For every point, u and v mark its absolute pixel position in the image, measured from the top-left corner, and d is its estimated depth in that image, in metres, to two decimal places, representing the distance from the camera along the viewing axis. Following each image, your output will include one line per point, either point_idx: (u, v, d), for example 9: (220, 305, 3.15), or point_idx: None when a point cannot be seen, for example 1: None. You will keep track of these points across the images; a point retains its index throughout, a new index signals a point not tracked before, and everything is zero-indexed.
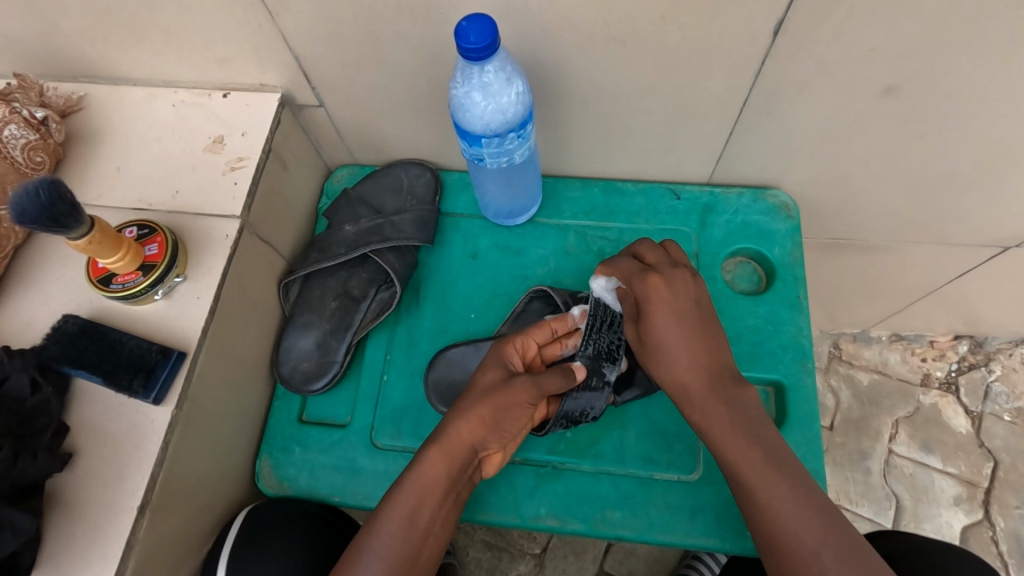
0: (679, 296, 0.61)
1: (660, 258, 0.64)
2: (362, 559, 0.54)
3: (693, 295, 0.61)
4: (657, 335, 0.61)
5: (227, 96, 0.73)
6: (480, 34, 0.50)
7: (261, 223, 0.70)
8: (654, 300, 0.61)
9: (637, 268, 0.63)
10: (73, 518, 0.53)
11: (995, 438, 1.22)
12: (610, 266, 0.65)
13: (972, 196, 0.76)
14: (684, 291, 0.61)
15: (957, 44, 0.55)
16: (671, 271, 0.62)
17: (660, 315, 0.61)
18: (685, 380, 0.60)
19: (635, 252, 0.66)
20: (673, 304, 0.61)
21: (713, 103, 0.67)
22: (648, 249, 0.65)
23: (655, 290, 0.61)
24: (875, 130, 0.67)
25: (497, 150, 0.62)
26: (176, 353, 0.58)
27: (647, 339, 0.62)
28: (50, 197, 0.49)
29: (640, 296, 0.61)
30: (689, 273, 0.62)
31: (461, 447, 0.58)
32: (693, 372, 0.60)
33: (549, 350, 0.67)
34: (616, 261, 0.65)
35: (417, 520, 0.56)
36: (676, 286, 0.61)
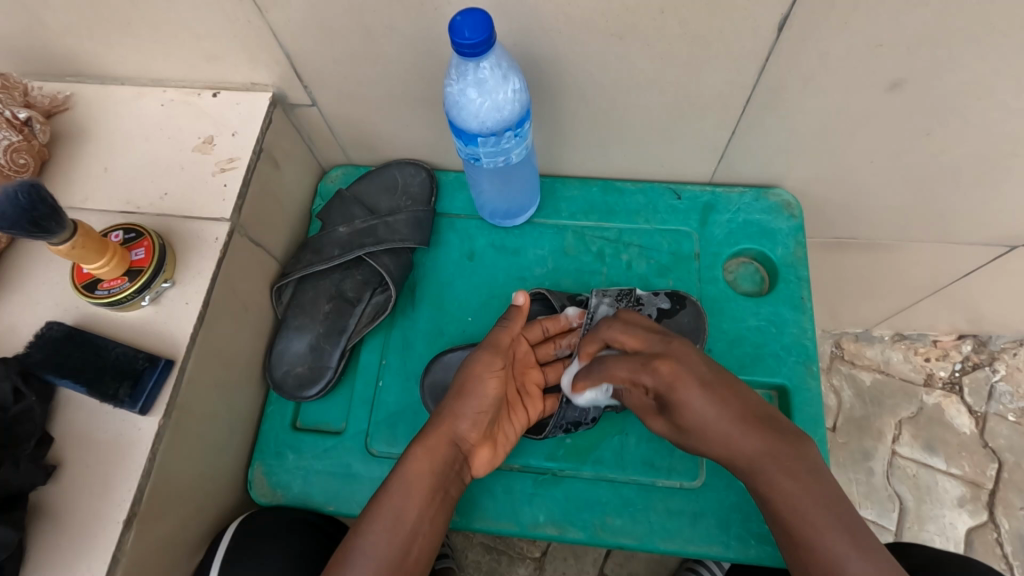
0: (696, 369, 0.55)
1: (646, 339, 0.58)
2: (350, 563, 0.52)
3: (708, 364, 0.55)
4: (689, 421, 0.55)
5: (217, 94, 0.71)
6: (474, 29, 0.48)
7: (253, 224, 0.69)
8: (677, 386, 0.54)
9: (637, 363, 0.57)
10: (57, 530, 0.51)
11: (1000, 438, 1.20)
12: (618, 366, 0.59)
13: (979, 194, 0.75)
14: (694, 364, 0.55)
15: (967, 39, 0.53)
16: (670, 348, 0.56)
17: (685, 395, 0.54)
18: (732, 445, 0.53)
19: (606, 341, 0.61)
20: (695, 376, 0.54)
21: (714, 99, 0.65)
22: (620, 333, 0.60)
23: (676, 380, 0.54)
24: (881, 126, 0.65)
25: (493, 149, 0.60)
26: (163, 360, 0.56)
27: (682, 425, 0.56)
28: (29, 200, 0.47)
29: (662, 388, 0.55)
30: (675, 343, 0.56)
31: (444, 440, 0.59)
32: (735, 448, 0.53)
33: (540, 350, 0.70)
34: (604, 367, 0.60)
35: (404, 519, 0.55)
36: (682, 360, 0.55)
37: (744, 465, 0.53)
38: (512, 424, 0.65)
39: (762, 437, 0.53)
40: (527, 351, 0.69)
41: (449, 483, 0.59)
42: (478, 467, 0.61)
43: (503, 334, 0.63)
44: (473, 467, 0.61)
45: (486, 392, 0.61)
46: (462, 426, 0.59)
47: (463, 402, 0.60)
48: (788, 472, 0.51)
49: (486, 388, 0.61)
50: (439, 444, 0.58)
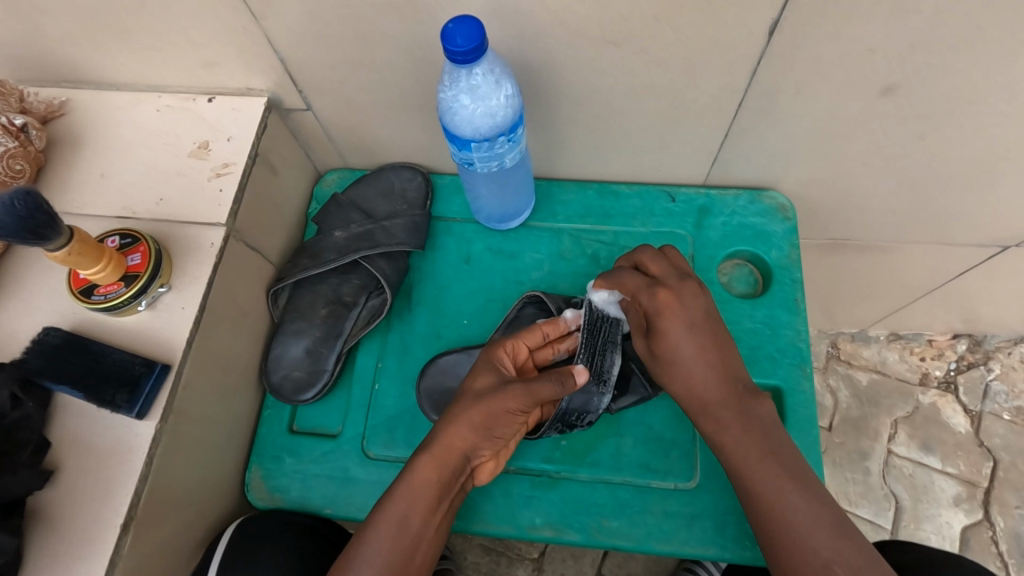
0: (689, 311, 0.60)
1: (666, 272, 0.62)
2: (354, 566, 0.53)
3: (704, 307, 0.61)
4: (670, 349, 0.60)
5: (213, 100, 0.71)
6: (467, 37, 0.49)
7: (249, 229, 0.69)
8: (666, 312, 0.60)
9: (644, 284, 0.61)
10: (55, 535, 0.52)
11: (995, 437, 1.21)
12: (623, 284, 0.63)
13: (971, 195, 0.75)
14: (696, 307, 0.61)
15: (956, 44, 0.54)
16: (680, 283, 0.61)
17: (672, 327, 0.60)
18: (696, 391, 0.60)
19: (636, 263, 0.64)
20: (686, 317, 0.60)
21: (708, 103, 0.65)
22: (648, 259, 0.63)
23: (666, 308, 0.60)
24: (873, 130, 0.66)
25: (487, 154, 0.60)
26: (160, 365, 0.56)
27: (658, 350, 0.61)
28: (25, 208, 0.47)
29: (651, 311, 0.60)
30: (682, 283, 0.61)
31: (451, 451, 0.57)
32: (703, 396, 0.60)
33: (540, 354, 0.66)
34: (618, 275, 0.64)
35: (408, 526, 0.55)
36: (686, 298, 0.61)
37: (707, 410, 0.60)
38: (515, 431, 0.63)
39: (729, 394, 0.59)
40: (528, 356, 0.65)
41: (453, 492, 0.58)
42: (481, 475, 0.62)
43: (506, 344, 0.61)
44: (476, 475, 0.61)
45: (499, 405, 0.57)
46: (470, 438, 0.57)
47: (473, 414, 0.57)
48: (755, 440, 0.57)
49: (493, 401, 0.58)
50: (446, 455, 0.57)
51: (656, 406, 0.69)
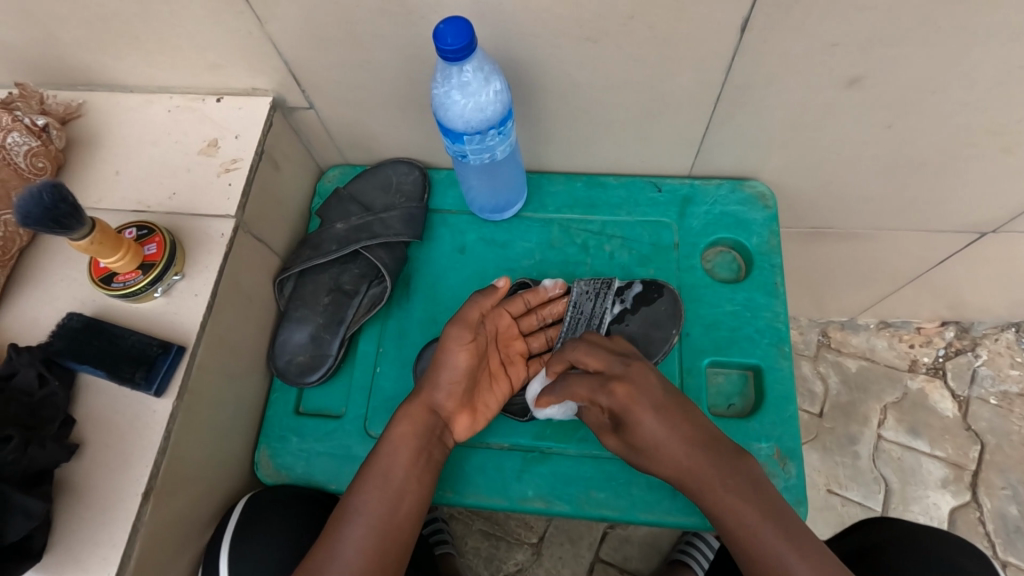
0: (651, 393, 0.62)
1: (608, 360, 0.64)
2: (348, 517, 0.59)
3: (660, 385, 0.63)
4: (644, 440, 0.62)
5: (220, 100, 0.75)
6: (457, 36, 0.53)
7: (256, 222, 0.73)
8: (632, 405, 0.62)
9: (597, 382, 0.64)
10: (80, 504, 0.56)
11: (981, 421, 1.24)
12: (578, 381, 0.65)
13: (943, 183, 0.79)
14: (651, 391, 0.63)
15: (916, 37, 0.57)
16: (628, 372, 0.63)
17: (643, 416, 0.62)
18: (686, 482, 0.61)
19: (573, 362, 0.66)
20: (650, 403, 0.62)
21: (687, 97, 0.69)
22: (586, 355, 0.65)
23: (631, 402, 0.62)
24: (845, 120, 0.69)
25: (479, 147, 0.64)
26: (176, 347, 0.61)
27: (635, 443, 0.63)
28: (52, 199, 0.51)
29: (618, 408, 0.63)
30: (621, 369, 0.63)
31: (421, 409, 0.65)
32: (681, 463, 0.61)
33: (523, 322, 0.74)
34: (566, 386, 0.66)
35: (391, 477, 0.61)
36: (640, 383, 0.63)
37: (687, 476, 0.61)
38: (492, 394, 0.70)
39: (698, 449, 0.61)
40: (510, 324, 0.73)
41: (434, 445, 0.65)
42: (460, 432, 0.68)
43: (473, 309, 0.66)
44: (455, 432, 0.67)
45: (457, 363, 0.65)
46: (438, 396, 0.65)
47: (438, 374, 0.66)
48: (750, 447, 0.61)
49: (456, 360, 0.65)
50: (418, 413, 0.65)
51: None
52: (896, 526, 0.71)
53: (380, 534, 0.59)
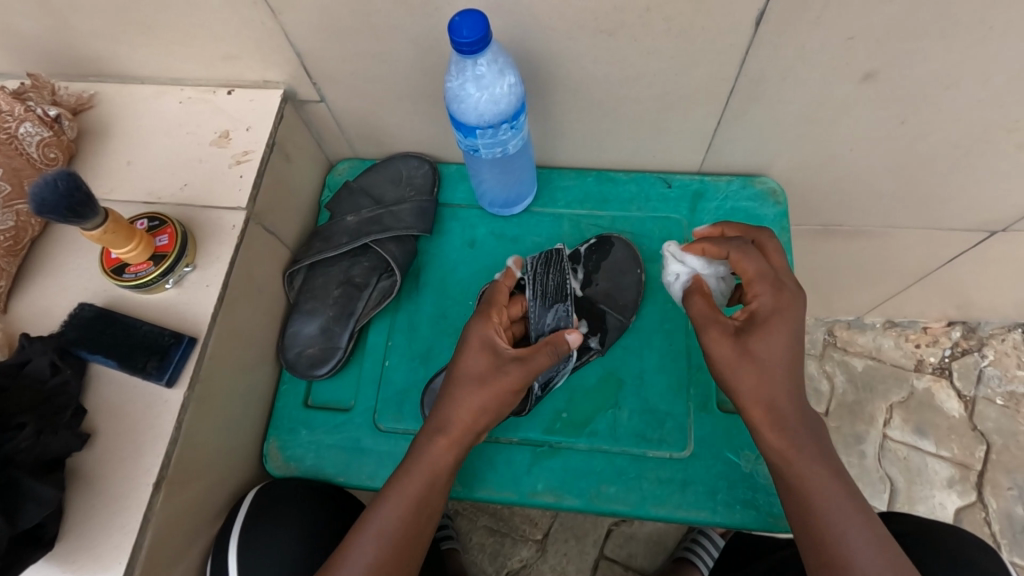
0: (797, 321, 0.60)
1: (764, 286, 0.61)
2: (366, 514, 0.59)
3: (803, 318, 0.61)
4: (765, 350, 0.59)
5: (232, 92, 0.75)
6: (472, 28, 0.52)
7: (267, 214, 0.73)
8: (780, 312, 0.60)
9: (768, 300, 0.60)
10: (93, 492, 0.56)
11: (988, 421, 1.24)
12: (745, 261, 0.62)
13: (955, 180, 0.78)
14: (797, 316, 0.60)
15: (933, 31, 0.57)
16: (796, 288, 0.61)
17: (777, 326, 0.59)
18: (775, 405, 0.58)
19: (755, 241, 0.65)
20: (793, 323, 0.60)
21: (699, 92, 0.69)
22: (773, 248, 0.63)
23: (786, 306, 0.60)
24: (858, 115, 0.69)
25: (492, 140, 0.64)
26: (188, 337, 0.61)
27: (754, 348, 0.59)
28: (67, 187, 0.51)
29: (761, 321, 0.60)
30: (794, 290, 0.61)
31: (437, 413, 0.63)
32: (779, 409, 0.58)
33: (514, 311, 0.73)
34: (737, 246, 0.64)
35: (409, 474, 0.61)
36: (795, 301, 0.60)
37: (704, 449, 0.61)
38: None
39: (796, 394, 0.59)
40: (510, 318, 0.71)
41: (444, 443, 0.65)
42: None
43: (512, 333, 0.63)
44: None
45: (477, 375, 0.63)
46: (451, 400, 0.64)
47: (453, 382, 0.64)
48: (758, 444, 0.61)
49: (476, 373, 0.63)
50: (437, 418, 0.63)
51: (653, 379, 0.73)
52: (904, 522, 0.71)
53: (397, 527, 0.58)
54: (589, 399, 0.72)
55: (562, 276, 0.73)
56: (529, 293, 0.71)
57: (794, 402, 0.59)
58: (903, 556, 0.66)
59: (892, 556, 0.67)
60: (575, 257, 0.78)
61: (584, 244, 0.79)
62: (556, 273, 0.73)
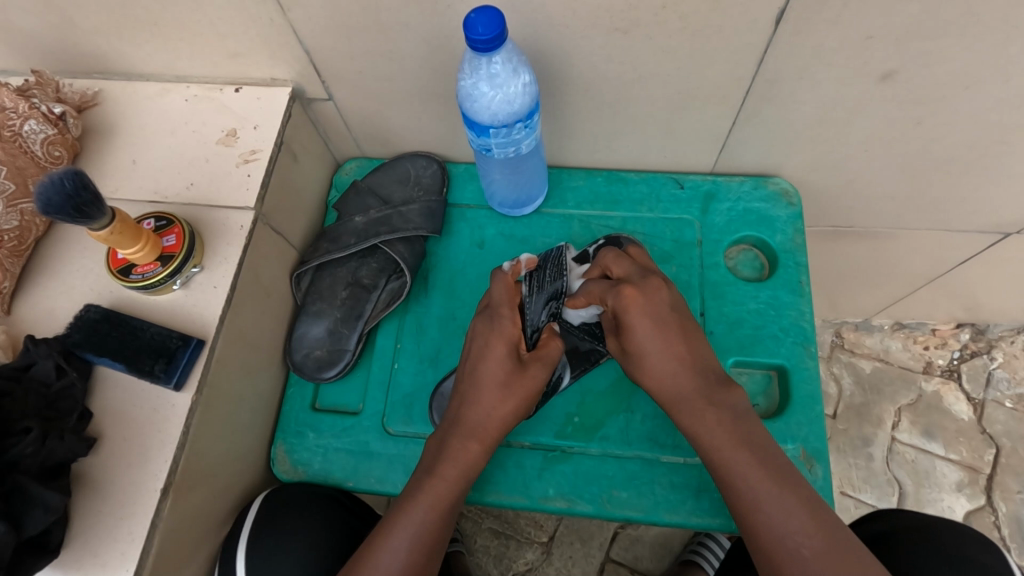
0: (651, 306, 0.63)
1: (629, 272, 0.66)
2: (398, 527, 0.60)
3: (664, 299, 0.63)
4: (640, 347, 0.63)
5: (239, 90, 0.74)
6: (488, 25, 0.51)
7: (274, 214, 0.72)
8: (629, 307, 0.62)
9: (608, 286, 0.65)
10: (99, 498, 0.55)
11: (997, 424, 1.23)
12: (588, 288, 0.67)
13: (971, 181, 0.77)
14: (658, 302, 0.63)
15: (956, 30, 0.56)
16: (642, 280, 0.64)
17: (634, 322, 0.62)
18: (665, 384, 0.62)
19: (602, 267, 0.69)
20: (647, 311, 0.62)
21: (714, 92, 0.68)
22: (613, 262, 0.67)
23: (631, 302, 0.62)
24: (876, 115, 0.68)
25: (505, 140, 0.63)
26: (195, 340, 0.60)
27: (626, 347, 0.64)
28: (74, 186, 0.50)
29: (617, 309, 0.63)
30: (636, 283, 0.64)
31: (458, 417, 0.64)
32: (674, 392, 0.62)
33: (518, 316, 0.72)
34: (585, 285, 0.69)
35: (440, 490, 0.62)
36: (646, 293, 0.63)
37: (688, 412, 0.61)
38: None
39: (694, 375, 0.62)
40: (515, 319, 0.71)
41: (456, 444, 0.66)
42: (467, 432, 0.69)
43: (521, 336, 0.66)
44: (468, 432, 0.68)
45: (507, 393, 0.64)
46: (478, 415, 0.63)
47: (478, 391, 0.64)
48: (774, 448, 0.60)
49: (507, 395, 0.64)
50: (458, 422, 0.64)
51: None
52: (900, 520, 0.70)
53: (427, 531, 0.60)
54: (601, 402, 0.71)
55: (559, 268, 0.71)
56: (525, 285, 0.69)
57: (695, 384, 0.62)
58: (898, 553, 0.65)
59: (888, 553, 0.66)
60: (582, 258, 0.76)
61: (592, 244, 0.77)
62: (552, 265, 0.72)
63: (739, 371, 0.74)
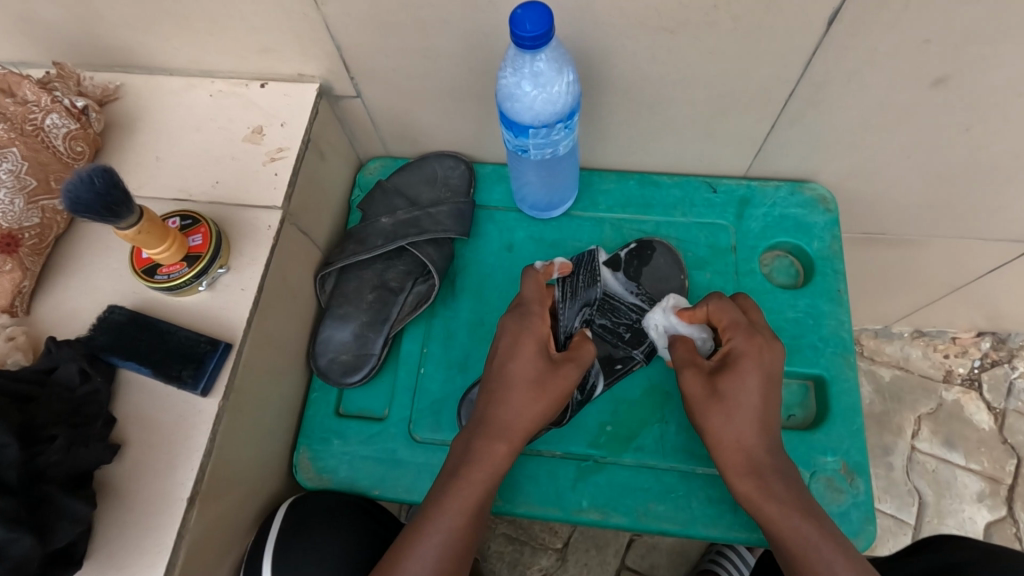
0: (770, 368, 0.60)
1: (762, 323, 0.63)
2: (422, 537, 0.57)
3: (782, 371, 0.61)
4: (736, 394, 0.60)
5: (265, 86, 0.72)
6: (536, 22, 0.49)
7: (301, 214, 0.70)
8: (751, 356, 0.60)
9: (743, 321, 0.62)
10: (124, 507, 0.53)
11: (1019, 434, 1.21)
12: (723, 310, 0.63)
13: (1012, 190, 0.76)
14: (777, 368, 0.61)
15: (1017, 34, 0.54)
16: (774, 341, 0.61)
17: (747, 370, 0.60)
18: (744, 441, 0.59)
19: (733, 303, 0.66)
20: (767, 370, 0.60)
21: (757, 95, 0.66)
22: (752, 308, 0.64)
23: (756, 351, 0.60)
24: (923, 120, 0.66)
25: (543, 141, 0.61)
26: (224, 344, 0.58)
27: (721, 390, 0.60)
28: (104, 184, 0.48)
29: (738, 350, 0.61)
30: (770, 338, 0.61)
31: (488, 415, 0.62)
32: (754, 456, 0.59)
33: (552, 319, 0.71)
34: (709, 302, 0.65)
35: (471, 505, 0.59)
36: (773, 355, 0.61)
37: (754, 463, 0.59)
38: None
39: (769, 441, 0.60)
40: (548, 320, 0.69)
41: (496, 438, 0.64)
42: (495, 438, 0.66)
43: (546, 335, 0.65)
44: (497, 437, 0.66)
45: (542, 400, 0.61)
46: (511, 423, 0.61)
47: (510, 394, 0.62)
48: None
49: (539, 401, 0.61)
50: (488, 423, 0.61)
51: None
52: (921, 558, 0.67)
53: (456, 537, 0.57)
54: (635, 410, 0.70)
55: (592, 274, 0.72)
56: (559, 290, 0.71)
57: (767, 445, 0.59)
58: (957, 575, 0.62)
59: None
60: (614, 262, 0.74)
61: (624, 248, 0.75)
62: (585, 272, 0.72)
63: None
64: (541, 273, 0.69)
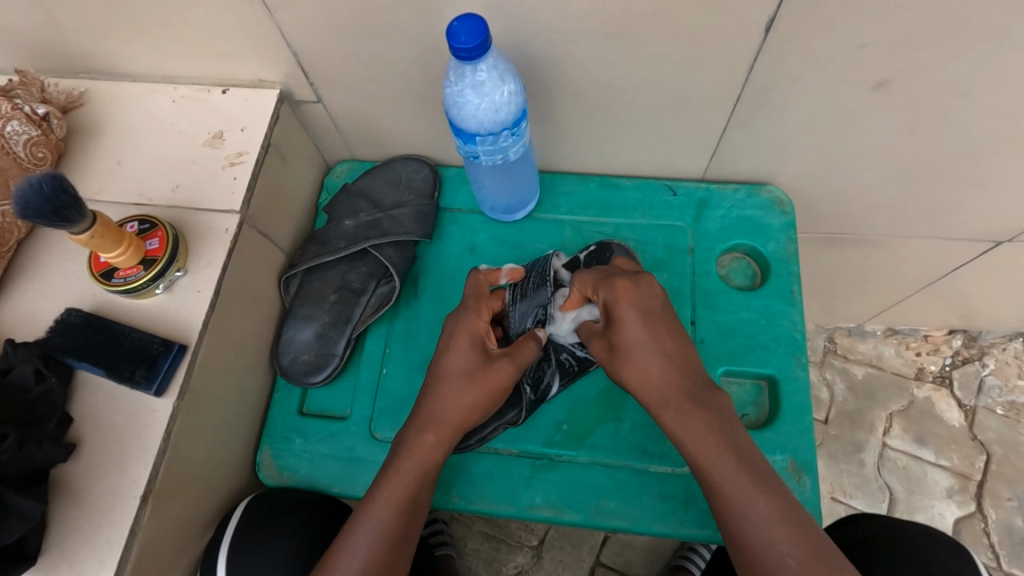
0: (647, 301, 0.63)
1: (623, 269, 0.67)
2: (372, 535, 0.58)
3: (659, 297, 0.64)
4: (627, 340, 0.62)
5: (226, 91, 0.73)
6: (471, 34, 0.51)
7: (262, 217, 0.71)
8: (621, 298, 0.62)
9: (602, 276, 0.65)
10: (77, 505, 0.54)
11: (988, 431, 1.23)
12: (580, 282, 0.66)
13: (963, 191, 0.77)
14: (650, 294, 0.64)
15: (948, 39, 0.55)
16: (636, 277, 0.64)
17: (625, 314, 0.62)
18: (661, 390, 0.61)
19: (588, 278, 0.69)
20: (639, 303, 0.63)
21: (705, 99, 0.68)
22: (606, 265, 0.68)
23: (622, 294, 0.63)
24: (868, 123, 0.68)
25: (491, 148, 0.63)
26: (177, 345, 0.59)
27: (615, 344, 0.63)
28: (53, 190, 0.49)
29: (608, 301, 0.63)
30: (632, 274, 0.64)
31: (435, 413, 0.63)
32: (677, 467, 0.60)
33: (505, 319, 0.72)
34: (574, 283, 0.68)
35: (419, 503, 0.60)
36: (642, 289, 0.63)
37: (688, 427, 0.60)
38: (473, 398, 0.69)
39: None
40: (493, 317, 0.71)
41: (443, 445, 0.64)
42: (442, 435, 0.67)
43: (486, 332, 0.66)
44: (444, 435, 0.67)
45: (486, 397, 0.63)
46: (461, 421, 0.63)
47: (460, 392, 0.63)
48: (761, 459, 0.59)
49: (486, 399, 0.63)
50: (437, 420, 0.62)
51: None
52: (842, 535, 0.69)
53: (404, 532, 0.58)
54: (590, 409, 0.71)
55: (543, 275, 0.70)
56: (509, 294, 0.71)
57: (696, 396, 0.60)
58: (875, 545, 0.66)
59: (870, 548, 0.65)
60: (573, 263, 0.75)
61: (584, 250, 0.76)
62: (536, 274, 0.71)
63: (729, 380, 0.74)
64: (484, 274, 0.70)
